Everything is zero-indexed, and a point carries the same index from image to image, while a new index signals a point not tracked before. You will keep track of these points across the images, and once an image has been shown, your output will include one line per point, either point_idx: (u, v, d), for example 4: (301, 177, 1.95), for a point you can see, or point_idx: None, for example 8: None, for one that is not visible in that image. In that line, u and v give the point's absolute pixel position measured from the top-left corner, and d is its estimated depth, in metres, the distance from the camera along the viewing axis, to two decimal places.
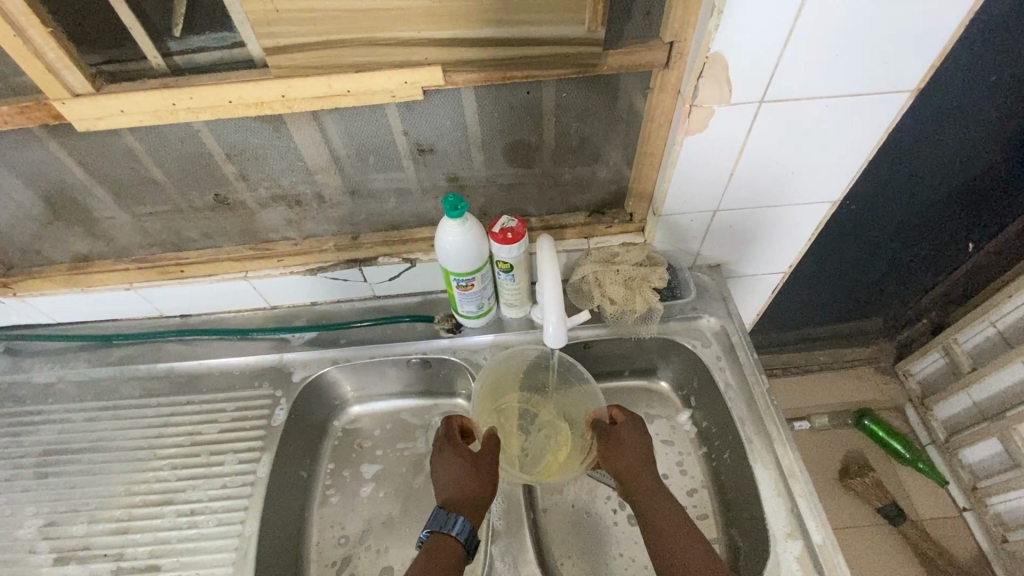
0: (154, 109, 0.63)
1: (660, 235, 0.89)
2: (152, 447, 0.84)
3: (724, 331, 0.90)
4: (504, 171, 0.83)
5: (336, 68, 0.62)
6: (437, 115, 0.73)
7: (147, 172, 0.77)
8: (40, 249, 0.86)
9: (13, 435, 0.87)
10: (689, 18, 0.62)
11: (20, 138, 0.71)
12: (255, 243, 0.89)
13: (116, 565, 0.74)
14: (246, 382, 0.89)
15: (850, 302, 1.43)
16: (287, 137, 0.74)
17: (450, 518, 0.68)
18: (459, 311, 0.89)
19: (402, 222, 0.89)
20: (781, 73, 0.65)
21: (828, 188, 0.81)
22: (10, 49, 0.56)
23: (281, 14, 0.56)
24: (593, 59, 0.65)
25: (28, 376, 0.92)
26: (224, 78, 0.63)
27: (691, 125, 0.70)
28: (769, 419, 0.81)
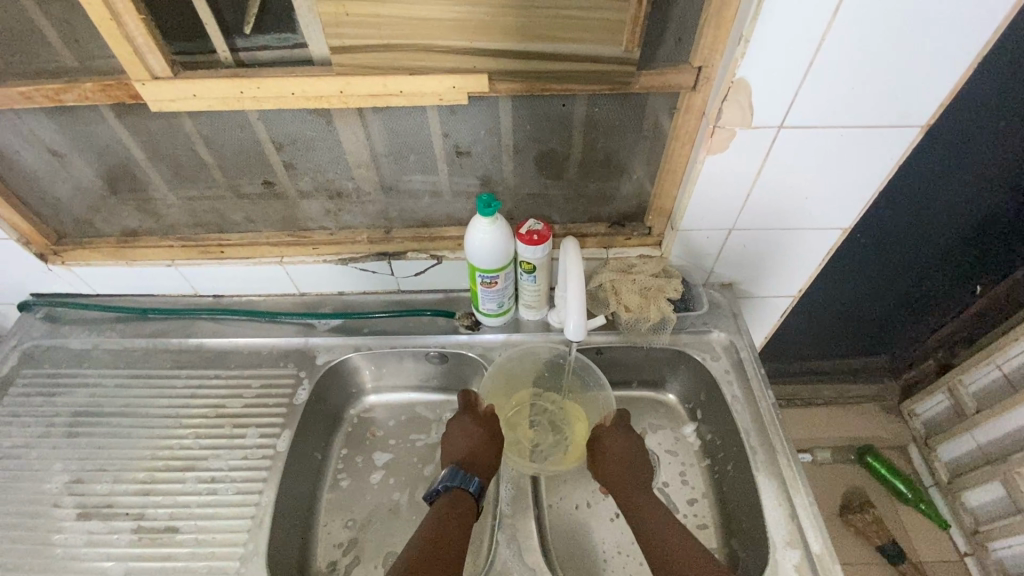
0: (224, 96, 0.70)
1: (676, 250, 0.93)
2: (179, 417, 0.88)
3: (733, 346, 0.93)
4: (533, 179, 0.88)
5: (391, 70, 0.68)
6: (477, 121, 0.79)
7: (204, 155, 0.83)
8: (94, 221, 0.92)
9: (47, 394, 0.91)
10: (717, 46, 0.68)
11: (94, 115, 0.77)
12: (293, 231, 0.94)
13: (137, 524, 0.78)
14: (271, 362, 0.94)
15: (857, 336, 1.46)
16: (336, 132, 0.80)
17: (468, 477, 0.77)
18: (480, 308, 0.93)
19: (433, 220, 0.94)
20: (800, 102, 0.70)
21: (839, 216, 0.86)
22: (106, 32, 0.63)
23: (350, 18, 0.62)
24: (626, 78, 0.70)
25: (65, 341, 0.97)
26: (290, 72, 0.69)
27: (712, 145, 0.75)
28: (774, 431, 0.84)
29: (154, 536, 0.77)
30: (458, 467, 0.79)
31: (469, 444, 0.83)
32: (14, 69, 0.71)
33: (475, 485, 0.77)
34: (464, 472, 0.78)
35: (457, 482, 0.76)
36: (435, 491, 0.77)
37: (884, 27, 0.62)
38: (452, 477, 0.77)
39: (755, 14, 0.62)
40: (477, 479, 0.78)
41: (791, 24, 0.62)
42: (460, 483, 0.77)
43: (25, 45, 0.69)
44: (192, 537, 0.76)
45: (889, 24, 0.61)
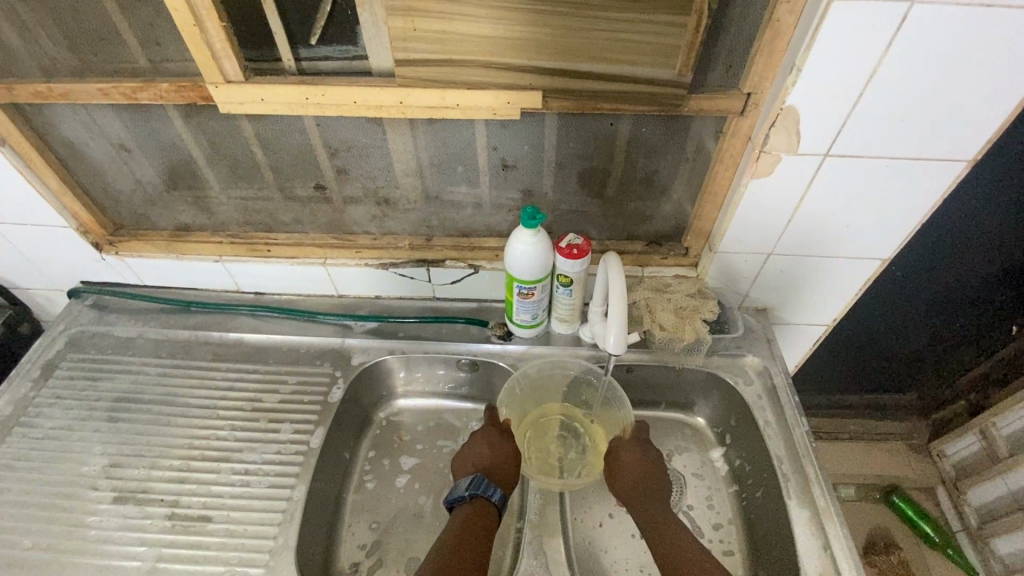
0: (290, 101, 0.73)
1: (712, 271, 0.94)
2: (215, 409, 0.90)
3: (767, 371, 0.93)
4: (574, 195, 0.90)
5: (449, 84, 0.71)
6: (525, 136, 0.82)
7: (261, 157, 0.86)
8: (150, 215, 0.96)
9: (91, 379, 0.94)
10: (768, 74, 0.70)
11: (164, 114, 0.81)
12: (338, 234, 0.97)
13: (171, 510, 0.79)
14: (307, 360, 0.96)
15: (886, 371, 1.43)
16: (389, 140, 0.83)
17: (491, 486, 0.76)
18: (514, 319, 0.94)
19: (473, 230, 0.96)
20: (847, 131, 0.71)
21: (880, 247, 0.85)
22: (189, 37, 0.67)
23: (418, 33, 0.66)
24: (676, 101, 0.72)
25: (111, 329, 1.00)
26: (353, 81, 0.72)
27: (758, 170, 0.77)
28: (807, 459, 0.83)
29: (187, 524, 0.78)
30: (481, 474, 0.78)
31: (492, 454, 0.83)
32: (96, 68, 0.76)
33: (498, 494, 0.76)
34: (487, 480, 0.77)
35: (481, 490, 0.75)
36: (458, 497, 0.76)
37: (935, 63, 0.63)
38: (477, 484, 0.76)
39: (809, 45, 0.64)
40: (500, 488, 0.77)
41: (844, 55, 0.64)
42: (483, 492, 0.76)
43: (109, 46, 0.74)
44: (224, 527, 0.77)
45: (940, 60, 0.63)
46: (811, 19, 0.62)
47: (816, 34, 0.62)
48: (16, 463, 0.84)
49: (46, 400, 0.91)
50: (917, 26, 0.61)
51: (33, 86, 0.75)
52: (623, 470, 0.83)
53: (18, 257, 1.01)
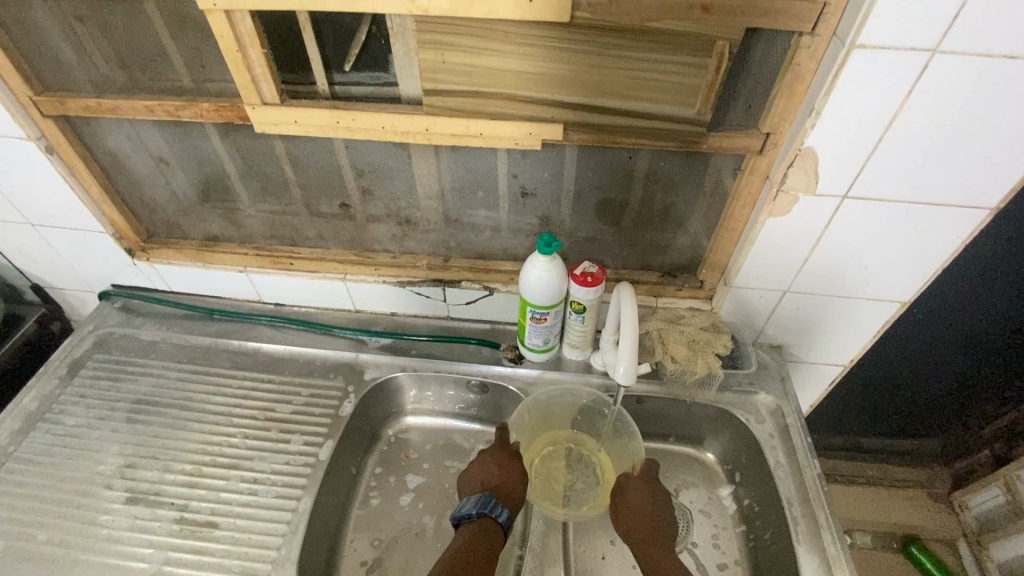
0: (321, 124, 0.77)
1: (727, 306, 0.94)
2: (230, 416, 0.92)
3: (780, 410, 0.91)
4: (591, 224, 0.92)
5: (474, 113, 0.74)
6: (545, 165, 0.84)
7: (291, 175, 0.90)
8: (183, 225, 1.01)
9: (114, 380, 0.97)
10: (787, 115, 0.71)
11: (203, 131, 0.85)
12: (359, 251, 1.00)
13: (180, 515, 0.81)
14: (321, 373, 0.98)
15: (905, 415, 1.39)
16: (414, 164, 0.86)
17: (498, 506, 0.76)
18: (525, 343, 0.94)
19: (490, 254, 0.98)
20: (867, 174, 0.71)
21: (899, 289, 0.84)
22: (231, 61, 0.71)
23: (446, 65, 0.69)
24: (695, 138, 0.74)
25: (136, 332, 1.04)
26: (382, 108, 0.76)
27: (775, 208, 0.77)
28: (818, 504, 0.81)
29: (195, 529, 0.79)
30: (489, 494, 0.78)
31: (500, 474, 0.84)
32: (143, 86, 0.81)
33: (504, 515, 0.76)
34: (494, 500, 0.77)
35: (488, 510, 0.75)
36: (465, 514, 0.75)
37: (954, 112, 0.64)
38: (484, 503, 0.76)
39: (829, 89, 0.65)
40: (507, 509, 0.76)
41: (864, 100, 0.65)
42: (490, 512, 0.75)
43: (157, 66, 0.78)
44: (229, 535, 0.78)
45: (960, 109, 0.64)
46: (832, 65, 0.63)
47: (836, 79, 0.64)
48: (38, 457, 0.87)
49: (70, 398, 0.94)
50: (938, 75, 0.61)
51: (85, 101, 0.80)
52: (626, 508, 0.83)
53: (56, 259, 1.06)
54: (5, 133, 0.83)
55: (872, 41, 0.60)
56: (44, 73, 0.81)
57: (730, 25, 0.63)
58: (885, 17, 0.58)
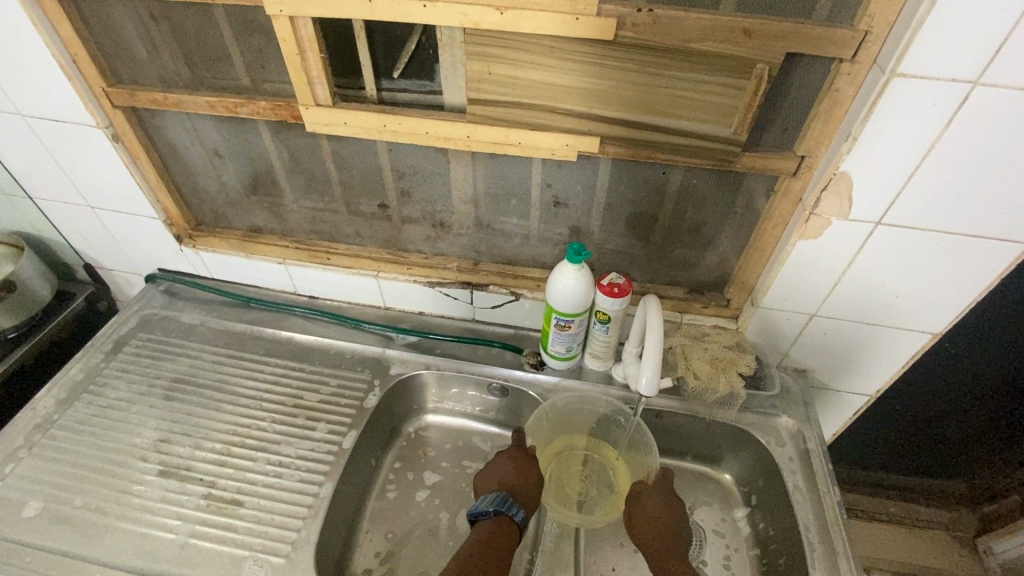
0: (369, 126, 0.80)
1: (753, 326, 0.94)
2: (260, 401, 0.96)
3: (801, 434, 0.90)
4: (621, 237, 0.93)
5: (514, 123, 0.77)
6: (579, 177, 0.86)
7: (335, 174, 0.94)
8: (229, 215, 1.06)
9: (154, 358, 1.02)
10: (823, 139, 0.71)
11: (256, 128, 0.90)
12: (393, 250, 1.03)
13: (208, 491, 0.84)
14: (349, 366, 1.01)
15: (931, 451, 1.35)
16: (451, 169, 0.89)
17: (514, 505, 0.77)
18: (548, 349, 0.96)
19: (519, 260, 1.00)
20: (902, 201, 0.71)
21: (932, 320, 0.83)
22: (290, 63, 0.76)
23: (491, 76, 0.72)
24: (730, 157, 0.75)
25: (178, 315, 1.09)
26: (427, 114, 0.79)
27: (806, 231, 0.78)
28: (837, 533, 0.79)
29: (220, 506, 0.82)
30: (505, 493, 0.78)
31: (516, 473, 0.85)
32: (206, 83, 0.86)
33: (521, 514, 0.76)
34: (510, 499, 0.78)
35: (505, 508, 0.76)
36: (481, 512, 0.76)
37: (995, 143, 0.64)
38: (501, 502, 0.77)
39: (867, 116, 0.65)
40: (523, 509, 0.77)
41: (902, 129, 0.65)
42: (507, 510, 0.76)
43: (221, 65, 0.84)
44: (254, 513, 0.81)
45: (1001, 141, 0.63)
46: (870, 92, 0.64)
47: (875, 106, 0.64)
48: (80, 426, 0.92)
49: (113, 372, 1.00)
50: (979, 106, 0.62)
51: (152, 95, 0.85)
52: (640, 515, 0.83)
53: (110, 241, 1.12)
54: (77, 120, 0.90)
55: (912, 71, 0.61)
56: (118, 67, 0.87)
57: (770, 49, 0.64)
58: (926, 47, 0.59)
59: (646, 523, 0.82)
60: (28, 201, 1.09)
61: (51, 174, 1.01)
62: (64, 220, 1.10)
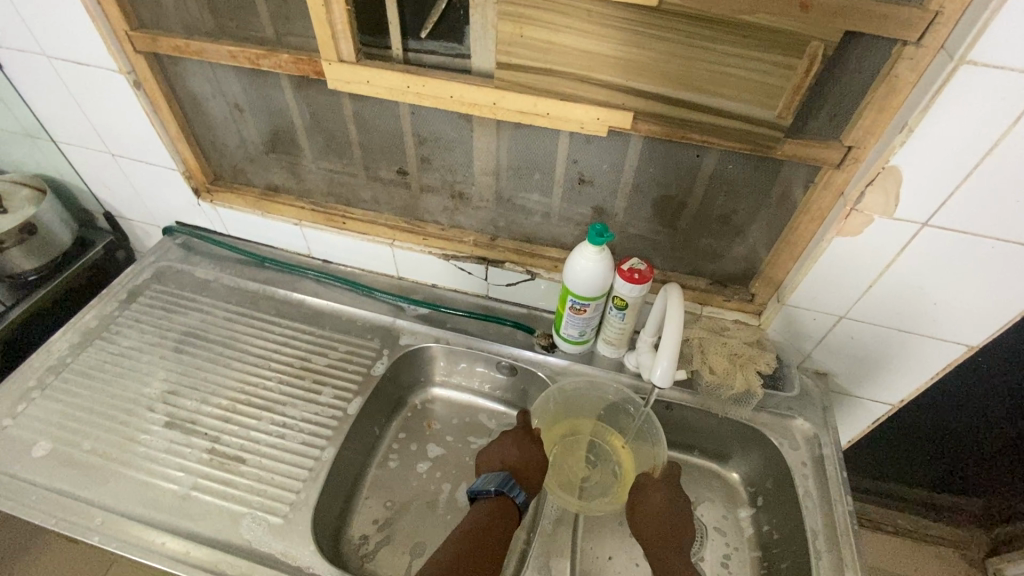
0: (392, 87, 0.77)
1: (777, 324, 0.90)
2: (268, 361, 0.95)
3: (817, 439, 0.87)
4: (645, 221, 0.89)
5: (544, 93, 0.73)
6: (607, 154, 0.82)
7: (355, 136, 0.92)
8: (248, 172, 1.05)
9: (167, 310, 1.02)
10: (875, 130, 0.67)
11: (277, 83, 0.88)
12: (410, 219, 1.01)
13: (211, 446, 0.84)
14: (359, 333, 1.00)
15: (948, 466, 1.31)
16: (475, 138, 0.86)
17: (516, 486, 0.75)
18: (560, 332, 0.93)
19: (538, 238, 0.97)
20: (955, 202, 0.66)
21: (972, 332, 0.78)
22: (315, 15, 0.73)
23: (523, 39, 0.68)
24: (771, 142, 0.70)
25: (193, 269, 1.09)
26: (453, 77, 0.76)
27: (845, 227, 0.73)
28: (846, 543, 0.76)
29: (223, 461, 0.83)
30: (507, 474, 0.77)
31: (520, 455, 0.83)
32: (229, 33, 0.83)
33: (522, 497, 0.75)
34: (512, 480, 0.76)
35: (506, 489, 0.74)
36: (482, 491, 0.75)
37: None
38: (503, 482, 0.75)
39: (927, 106, 0.60)
40: (524, 491, 0.75)
41: (964, 122, 0.60)
42: (508, 491, 0.75)
43: (245, 14, 0.81)
44: (255, 471, 0.82)
45: None
46: (934, 80, 0.59)
47: (937, 95, 0.59)
48: (91, 371, 0.93)
49: (126, 321, 1.00)
50: None
51: (174, 41, 0.83)
52: (642, 508, 0.81)
53: (130, 190, 1.12)
54: (100, 64, 0.88)
55: (984, 58, 0.55)
56: (142, 11, 0.85)
57: (828, 26, 0.59)
58: (1002, 33, 0.54)
59: (648, 516, 0.80)
60: (51, 145, 1.09)
61: (73, 118, 1.00)
62: (86, 166, 1.10)
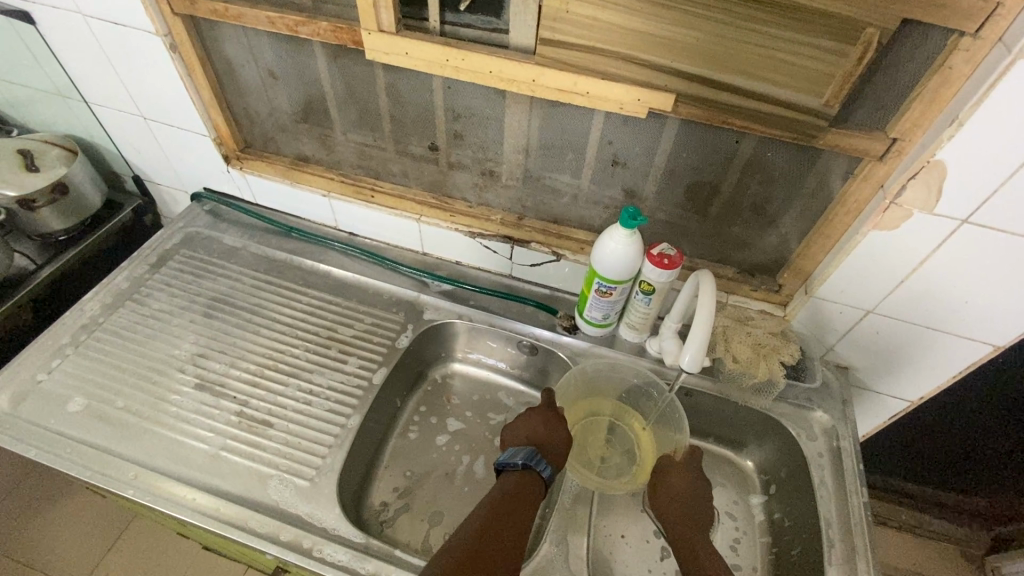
0: (430, 60, 0.77)
1: (802, 315, 0.90)
2: (295, 329, 0.97)
3: (835, 431, 0.88)
4: (675, 207, 0.89)
5: (586, 71, 0.72)
6: (643, 137, 0.81)
7: (387, 109, 0.91)
8: (278, 141, 1.05)
9: (196, 275, 1.04)
10: (923, 122, 0.65)
11: (312, 51, 0.87)
12: (438, 195, 1.01)
13: (240, 409, 0.86)
14: (383, 306, 1.01)
15: (958, 464, 1.31)
16: (509, 116, 0.85)
17: (542, 461, 0.77)
18: (584, 314, 0.94)
19: (565, 219, 0.97)
20: (998, 200, 0.65)
21: (1000, 331, 0.77)
22: None
23: (569, 15, 0.67)
24: (813, 131, 0.69)
25: (220, 236, 1.11)
26: (493, 52, 0.75)
27: (882, 221, 0.73)
28: (859, 532, 0.77)
29: (251, 424, 0.85)
30: (534, 449, 0.78)
31: (546, 432, 0.84)
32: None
33: (548, 471, 0.77)
34: (538, 455, 0.78)
35: (533, 463, 0.76)
36: (510, 463, 0.76)
37: None
38: (530, 456, 0.77)
39: (980, 99, 0.59)
40: (550, 466, 0.77)
41: (1017, 118, 0.59)
42: (535, 465, 0.76)
43: None
44: (282, 435, 0.84)
45: None
46: (990, 72, 0.58)
47: (992, 89, 0.58)
48: (124, 332, 0.95)
49: (157, 284, 1.02)
50: None
51: (213, 4, 0.83)
52: (661, 491, 0.83)
53: (160, 155, 1.13)
54: (137, 24, 0.88)
55: None
56: None
57: (886, 12, 0.58)
58: None
59: (667, 499, 0.82)
60: (83, 105, 1.09)
61: (107, 79, 1.00)
62: (116, 127, 1.11)
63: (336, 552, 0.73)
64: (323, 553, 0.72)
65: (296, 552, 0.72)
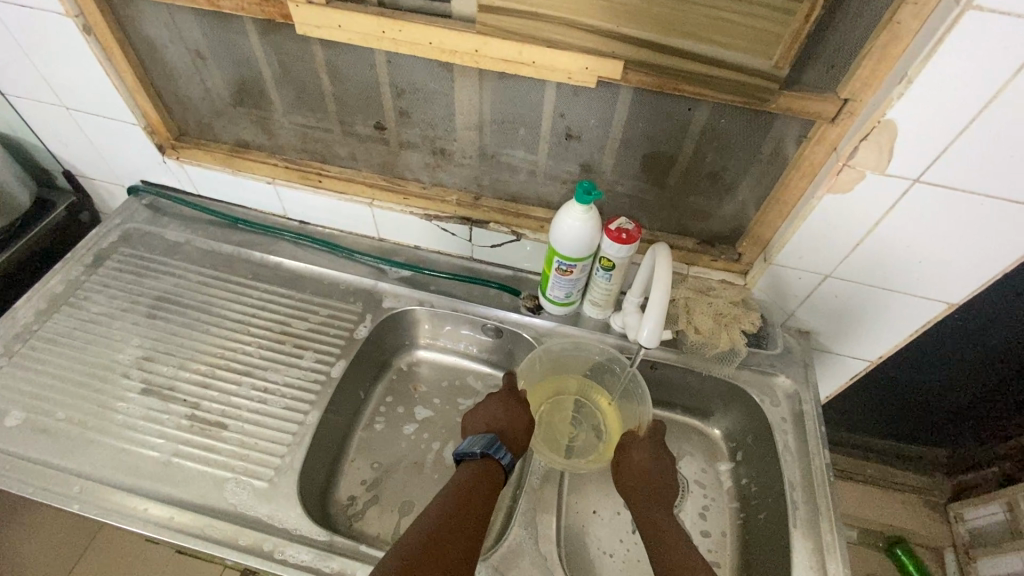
0: (366, 32, 0.72)
1: (763, 283, 0.90)
2: (247, 325, 0.93)
3: (797, 396, 0.88)
4: (633, 179, 0.87)
5: (531, 39, 0.68)
6: (595, 107, 0.78)
7: (327, 87, 0.86)
8: (216, 127, 0.99)
9: (136, 275, 0.98)
10: (873, 81, 0.64)
11: (240, 27, 0.81)
12: (390, 176, 0.97)
13: (191, 412, 0.83)
14: (340, 296, 0.98)
15: (919, 418, 1.35)
16: (456, 90, 0.81)
17: (502, 448, 0.76)
18: (546, 294, 0.92)
19: (523, 197, 0.94)
20: (948, 158, 0.65)
21: (953, 288, 0.78)
22: None
23: None
24: (765, 94, 0.68)
25: (162, 231, 1.04)
26: (432, 21, 0.70)
27: (835, 184, 0.72)
28: (821, 492, 0.78)
29: (204, 427, 0.81)
30: (494, 436, 0.77)
31: (507, 417, 0.82)
32: None
33: (508, 459, 0.75)
34: (498, 443, 0.76)
35: (492, 451, 0.75)
36: (469, 453, 0.75)
37: None
38: (489, 444, 0.75)
39: (928, 55, 0.58)
40: (510, 453, 0.76)
41: (965, 73, 0.58)
42: (494, 453, 0.75)
43: None
44: (237, 437, 0.81)
45: None
46: (938, 26, 0.56)
47: (940, 44, 0.57)
48: (61, 338, 0.89)
49: (94, 286, 0.96)
50: None
51: None
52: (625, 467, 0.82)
53: (89, 148, 1.05)
54: (41, 4, 0.80)
55: (992, 4, 0.53)
56: None
57: None
58: None
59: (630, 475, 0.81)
60: None
61: (19, 66, 0.92)
62: (37, 119, 1.02)
63: (298, 553, 0.70)
64: (285, 554, 0.70)
65: (256, 556, 0.70)
